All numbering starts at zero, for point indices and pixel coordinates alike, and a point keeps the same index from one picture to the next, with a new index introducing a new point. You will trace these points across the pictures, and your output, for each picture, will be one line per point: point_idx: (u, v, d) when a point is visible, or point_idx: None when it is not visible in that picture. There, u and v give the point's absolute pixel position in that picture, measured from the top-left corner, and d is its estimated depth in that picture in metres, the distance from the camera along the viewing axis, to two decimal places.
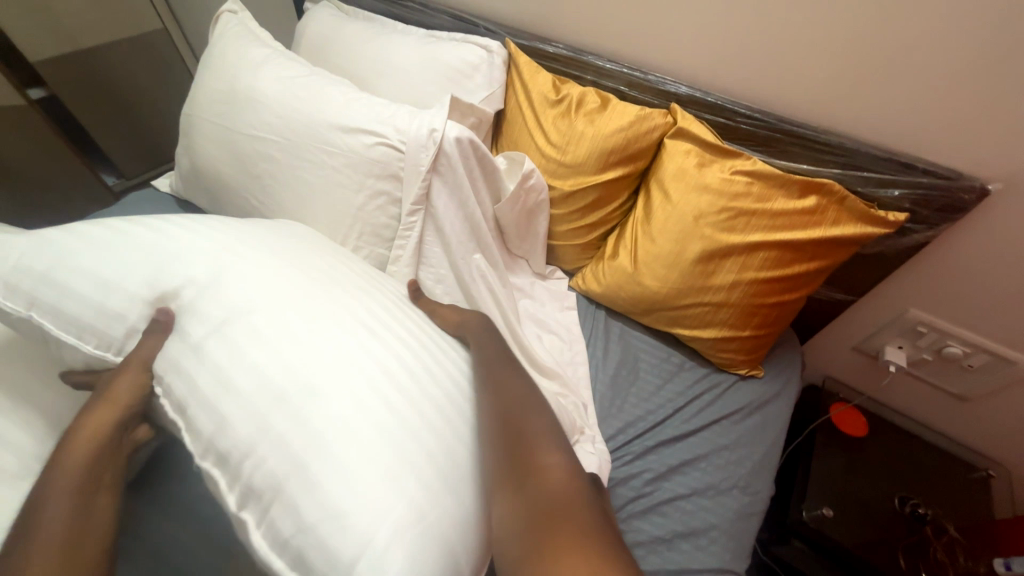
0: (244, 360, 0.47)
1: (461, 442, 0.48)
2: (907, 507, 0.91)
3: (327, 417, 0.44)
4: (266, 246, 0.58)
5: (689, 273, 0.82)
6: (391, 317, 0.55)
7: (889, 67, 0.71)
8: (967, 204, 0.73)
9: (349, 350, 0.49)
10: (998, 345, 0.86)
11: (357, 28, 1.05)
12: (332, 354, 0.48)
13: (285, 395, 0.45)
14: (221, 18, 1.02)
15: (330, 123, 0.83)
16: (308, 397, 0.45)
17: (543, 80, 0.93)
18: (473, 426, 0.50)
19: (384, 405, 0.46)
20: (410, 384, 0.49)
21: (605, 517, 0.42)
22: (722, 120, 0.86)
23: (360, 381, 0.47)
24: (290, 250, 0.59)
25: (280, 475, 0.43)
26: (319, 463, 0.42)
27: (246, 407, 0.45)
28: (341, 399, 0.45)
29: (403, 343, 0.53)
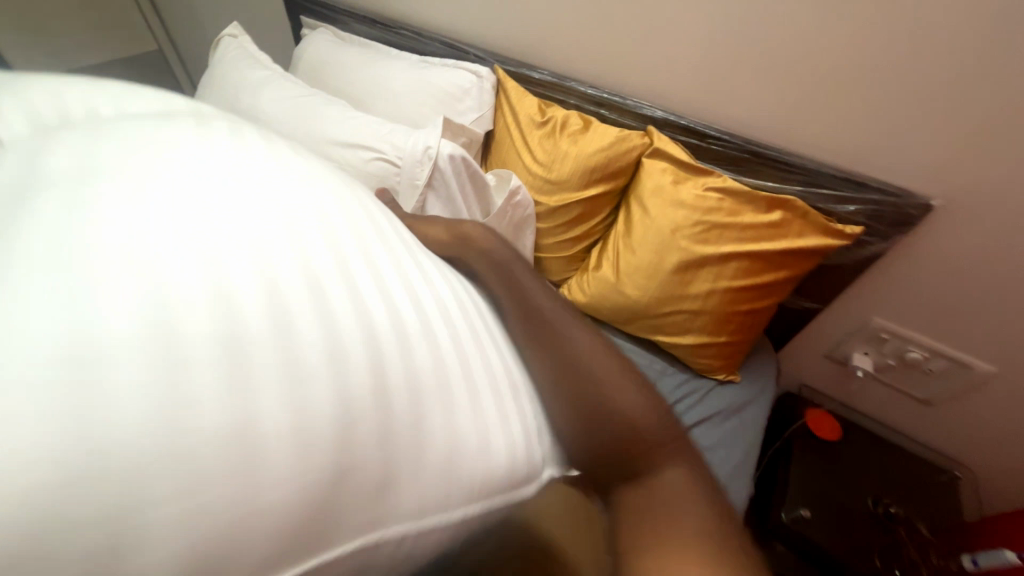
0: (114, 225, 0.35)
1: (361, 382, 0.35)
2: (879, 507, 0.96)
3: (189, 308, 0.32)
4: (216, 137, 0.48)
5: (667, 283, 0.87)
6: (348, 242, 0.44)
7: (840, 96, 0.79)
8: (914, 219, 0.81)
9: (266, 261, 0.37)
10: (954, 349, 0.92)
11: (354, 53, 1.11)
12: (240, 245, 0.37)
13: (138, 272, 0.32)
14: (223, 41, 1.07)
15: (329, 139, 0.87)
16: (181, 277, 0.33)
17: (529, 103, 1.00)
18: (403, 373, 0.38)
19: (250, 323, 0.33)
20: (345, 308, 0.38)
21: (711, 514, 0.42)
22: (695, 141, 0.93)
23: (232, 285, 0.34)
24: (240, 141, 0.49)
25: (22, 374, 0.26)
26: (118, 354, 0.28)
27: (33, 266, 0.31)
28: (226, 296, 0.33)
29: (353, 269, 0.42)
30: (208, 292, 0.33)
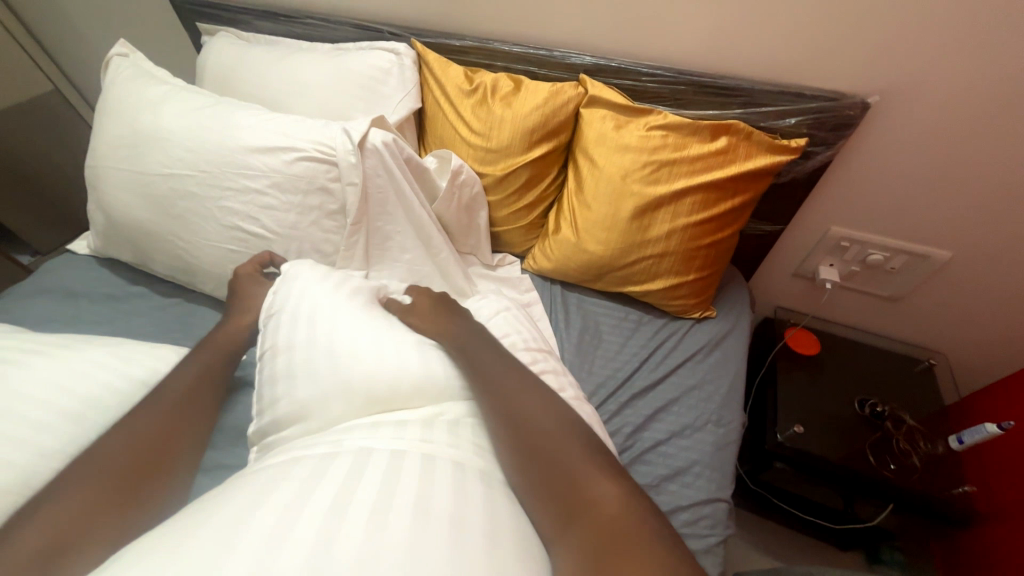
0: (284, 475, 0.44)
1: (382, 531, 0.38)
2: (866, 408, 0.98)
3: (330, 520, 0.39)
4: (316, 342, 0.59)
5: (628, 231, 0.86)
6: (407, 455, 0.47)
7: (764, 7, 0.77)
8: (854, 120, 0.81)
9: (327, 479, 0.43)
10: (912, 244, 0.94)
11: (259, 53, 1.03)
12: (360, 470, 0.44)
13: (294, 501, 0.40)
14: (112, 62, 0.98)
15: (245, 148, 0.81)
16: (327, 509, 0.40)
17: (454, 73, 0.95)
18: (474, 493, 0.45)
19: (291, 506, 0.39)
20: (376, 496, 0.41)
21: None
22: (630, 82, 0.90)
23: (305, 476, 0.43)
24: (334, 311, 0.62)
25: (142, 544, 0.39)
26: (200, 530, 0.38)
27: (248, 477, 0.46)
28: (364, 507, 0.40)
29: (394, 466, 0.45)
30: (342, 514, 0.39)
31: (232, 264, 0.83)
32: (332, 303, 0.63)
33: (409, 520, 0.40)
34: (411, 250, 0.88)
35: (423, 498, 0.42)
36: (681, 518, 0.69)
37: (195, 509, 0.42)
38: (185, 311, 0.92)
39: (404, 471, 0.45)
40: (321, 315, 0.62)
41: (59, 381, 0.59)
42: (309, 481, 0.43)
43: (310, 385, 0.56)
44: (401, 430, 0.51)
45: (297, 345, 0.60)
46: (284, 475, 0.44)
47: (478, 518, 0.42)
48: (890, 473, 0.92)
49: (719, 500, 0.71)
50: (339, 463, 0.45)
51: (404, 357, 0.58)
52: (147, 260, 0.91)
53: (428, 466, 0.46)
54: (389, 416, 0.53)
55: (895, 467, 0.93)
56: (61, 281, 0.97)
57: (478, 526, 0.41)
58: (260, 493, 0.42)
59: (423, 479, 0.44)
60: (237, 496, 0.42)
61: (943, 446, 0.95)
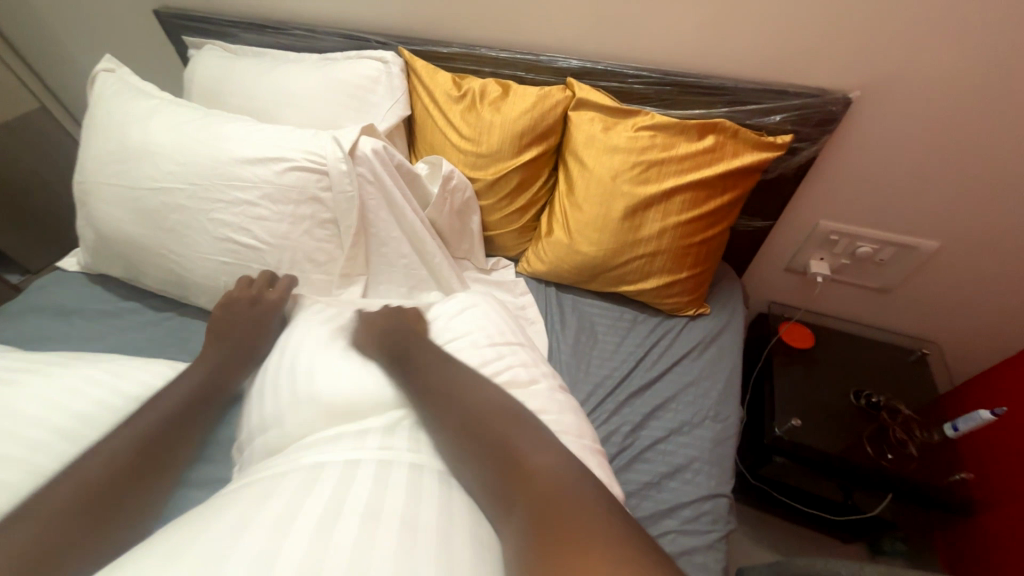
0: (242, 490, 0.44)
1: (323, 543, 0.37)
2: (862, 399, 0.99)
3: (275, 532, 0.38)
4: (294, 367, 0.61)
5: (618, 231, 0.86)
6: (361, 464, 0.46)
7: (747, 7, 0.79)
8: (838, 115, 0.82)
9: (281, 493, 0.42)
10: (899, 236, 0.96)
11: (248, 64, 1.03)
12: (316, 482, 0.43)
13: (243, 512, 0.40)
14: (99, 78, 0.97)
15: (235, 159, 0.81)
16: (273, 517, 0.39)
17: (443, 79, 0.96)
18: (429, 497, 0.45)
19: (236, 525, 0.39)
20: (326, 506, 0.41)
21: None
22: (617, 84, 0.91)
23: (258, 493, 0.43)
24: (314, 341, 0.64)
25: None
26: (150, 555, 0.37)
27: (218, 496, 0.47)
28: (311, 517, 0.39)
29: (349, 475, 0.45)
30: (287, 525, 0.38)
31: (224, 275, 0.83)
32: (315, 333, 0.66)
33: (355, 528, 0.39)
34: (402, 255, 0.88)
35: (373, 504, 0.42)
36: (682, 515, 0.69)
37: (157, 533, 0.42)
38: (179, 325, 0.91)
39: (359, 477, 0.44)
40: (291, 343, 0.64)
41: (51, 400, 0.59)
42: (261, 495, 0.42)
43: (280, 406, 0.57)
44: (362, 437, 0.50)
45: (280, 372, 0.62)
46: (240, 495, 0.44)
47: (434, 522, 0.42)
48: (887, 463, 0.92)
49: (720, 495, 0.71)
50: (293, 475, 0.45)
51: (353, 372, 0.57)
52: (138, 274, 0.91)
53: (384, 471, 0.46)
54: (351, 425, 0.52)
55: (892, 457, 0.93)
56: (51, 299, 0.96)
57: (428, 530, 0.41)
58: (211, 515, 0.41)
59: (377, 484, 0.44)
60: (189, 519, 0.41)
61: (938, 435, 0.96)
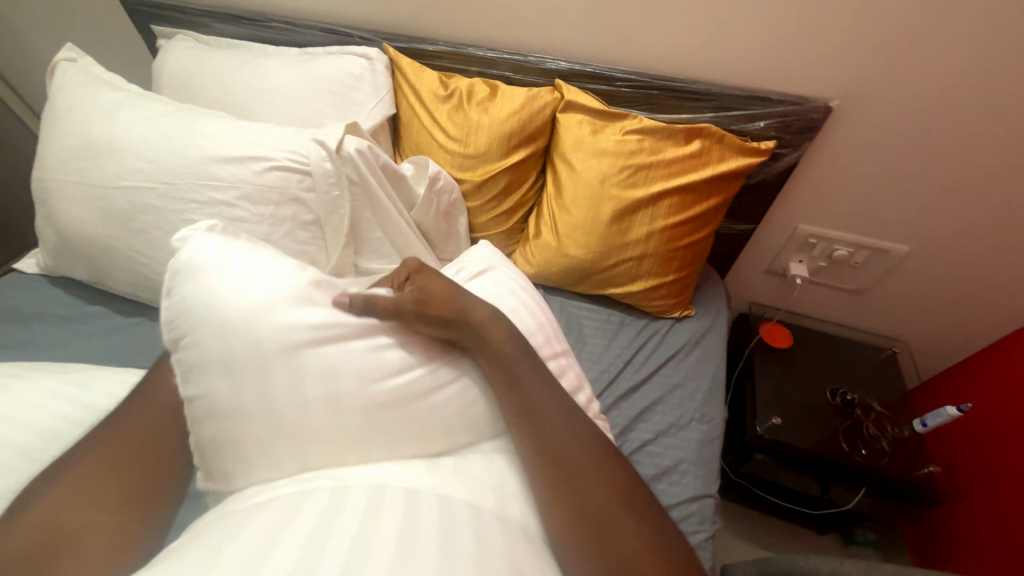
0: (290, 511, 0.42)
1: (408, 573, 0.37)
2: (838, 397, 1.03)
3: (352, 564, 0.37)
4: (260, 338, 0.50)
5: (607, 234, 0.86)
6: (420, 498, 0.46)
7: (733, 13, 0.80)
8: (818, 123, 0.84)
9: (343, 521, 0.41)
10: (874, 240, 0.99)
11: (222, 57, 0.99)
12: (383, 510, 0.43)
13: (301, 540, 0.38)
14: (58, 67, 0.91)
15: (210, 158, 0.77)
16: (337, 544, 0.38)
17: (429, 78, 0.94)
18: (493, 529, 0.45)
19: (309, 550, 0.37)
20: (397, 535, 0.40)
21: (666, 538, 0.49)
22: (604, 87, 0.91)
23: (317, 515, 0.41)
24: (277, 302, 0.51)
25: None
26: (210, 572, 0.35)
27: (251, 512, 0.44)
28: (386, 547, 0.39)
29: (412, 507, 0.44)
30: (364, 556, 0.38)
31: None
32: (277, 284, 0.52)
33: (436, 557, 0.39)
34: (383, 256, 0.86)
35: (430, 530, 0.42)
36: (670, 517, 0.70)
37: (197, 547, 0.39)
38: (151, 330, 0.87)
39: (413, 507, 0.44)
40: (247, 292, 0.51)
41: (13, 414, 0.55)
42: (313, 517, 0.41)
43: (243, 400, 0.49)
44: (414, 470, 0.50)
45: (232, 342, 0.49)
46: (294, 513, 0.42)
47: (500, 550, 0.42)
48: (862, 458, 0.96)
49: (706, 497, 0.73)
50: (356, 499, 0.44)
51: (363, 354, 0.53)
52: (106, 277, 0.86)
53: (444, 504, 0.46)
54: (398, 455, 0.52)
55: (866, 452, 0.97)
56: (9, 303, 0.90)
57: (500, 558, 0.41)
58: (268, 533, 0.39)
59: (443, 518, 0.44)
60: (240, 537, 0.39)
61: (908, 430, 1.00)
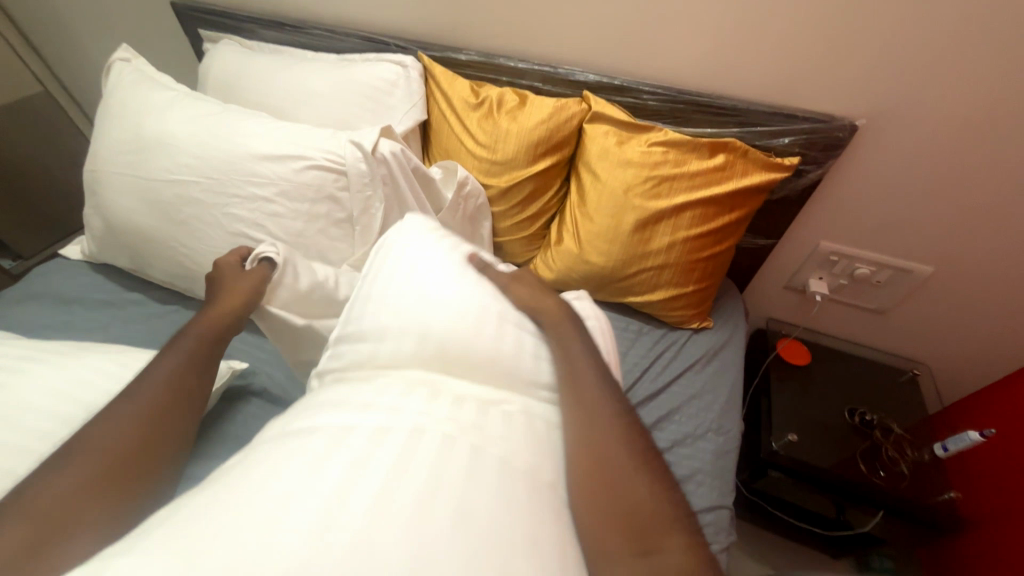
0: (313, 435, 0.44)
1: (389, 513, 0.37)
2: (857, 417, 1.02)
3: (340, 502, 0.38)
4: (415, 274, 0.62)
5: (629, 242, 0.88)
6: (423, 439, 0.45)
7: (762, 32, 0.81)
8: (844, 141, 0.85)
9: (341, 458, 0.42)
10: (897, 259, 0.99)
11: (265, 61, 1.04)
12: (384, 450, 0.43)
13: (312, 469, 0.40)
14: (114, 67, 0.97)
15: (253, 155, 0.81)
16: (339, 486, 0.39)
17: (461, 86, 0.97)
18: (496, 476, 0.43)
19: (306, 483, 0.39)
20: (386, 477, 0.40)
21: None
22: (631, 100, 0.93)
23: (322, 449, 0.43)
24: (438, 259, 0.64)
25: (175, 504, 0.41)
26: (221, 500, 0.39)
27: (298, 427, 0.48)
28: (373, 490, 0.39)
29: (412, 447, 0.44)
30: (352, 496, 0.38)
31: None
32: (427, 246, 0.65)
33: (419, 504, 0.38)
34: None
35: (433, 469, 0.42)
36: None
37: (224, 473, 0.43)
38: (185, 318, 0.90)
39: (422, 447, 0.44)
40: (407, 249, 0.65)
41: (65, 391, 0.58)
42: (324, 449, 0.43)
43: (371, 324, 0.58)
44: (431, 404, 0.49)
45: (389, 282, 0.62)
46: (306, 443, 0.43)
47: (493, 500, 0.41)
48: (879, 480, 0.95)
49: (721, 507, 0.73)
50: (360, 436, 0.44)
51: (474, 308, 0.59)
52: (147, 266, 0.90)
53: (446, 443, 0.45)
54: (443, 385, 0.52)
55: (884, 474, 0.96)
56: (55, 286, 0.95)
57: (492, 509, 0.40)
58: (275, 466, 0.41)
59: (439, 459, 0.43)
60: (257, 467, 0.42)
61: (928, 454, 0.99)
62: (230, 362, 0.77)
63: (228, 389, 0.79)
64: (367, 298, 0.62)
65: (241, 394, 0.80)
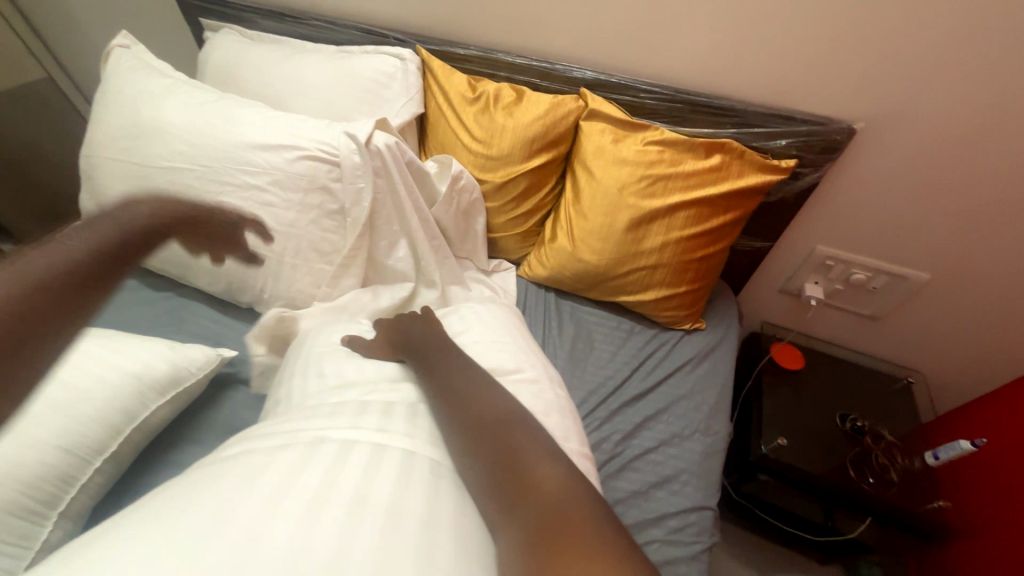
0: (263, 464, 0.41)
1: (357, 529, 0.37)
2: (848, 423, 1.01)
3: (307, 514, 0.37)
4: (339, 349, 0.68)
5: (622, 242, 0.88)
6: (386, 456, 0.45)
7: (762, 31, 0.81)
8: (842, 144, 0.84)
9: (306, 469, 0.41)
10: (893, 266, 0.98)
11: (264, 51, 1.03)
12: (350, 462, 0.42)
13: (269, 501, 0.37)
14: (113, 53, 0.97)
15: (246, 144, 0.81)
16: (307, 498, 0.38)
17: (458, 80, 0.97)
18: (444, 494, 0.44)
19: (270, 495, 0.38)
20: (355, 489, 0.40)
21: None
22: (629, 98, 0.93)
23: (289, 460, 0.42)
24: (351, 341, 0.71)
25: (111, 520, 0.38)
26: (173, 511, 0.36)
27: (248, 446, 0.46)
28: (342, 502, 0.38)
29: (376, 463, 0.43)
30: (319, 508, 0.37)
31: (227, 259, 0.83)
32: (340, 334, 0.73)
33: (386, 518, 0.38)
34: (400, 249, 0.88)
35: (361, 497, 0.39)
36: (668, 525, 0.70)
37: (168, 489, 0.40)
38: (177, 305, 0.91)
39: (383, 470, 0.43)
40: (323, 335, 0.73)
41: None
42: (246, 481, 0.39)
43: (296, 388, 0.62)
44: (383, 422, 0.50)
45: (316, 356, 0.67)
46: (272, 457, 0.42)
47: (442, 519, 0.41)
48: (869, 486, 0.94)
49: (705, 508, 0.72)
50: (326, 450, 0.43)
51: (383, 369, 0.63)
52: None
53: (406, 462, 0.45)
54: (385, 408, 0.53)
55: (874, 481, 0.95)
56: None
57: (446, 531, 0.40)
58: (238, 477, 0.39)
59: (401, 478, 0.43)
60: (212, 480, 0.40)
61: (918, 462, 0.98)
62: (219, 350, 0.77)
63: (217, 377, 0.80)
64: (295, 367, 0.67)
65: (230, 382, 0.80)
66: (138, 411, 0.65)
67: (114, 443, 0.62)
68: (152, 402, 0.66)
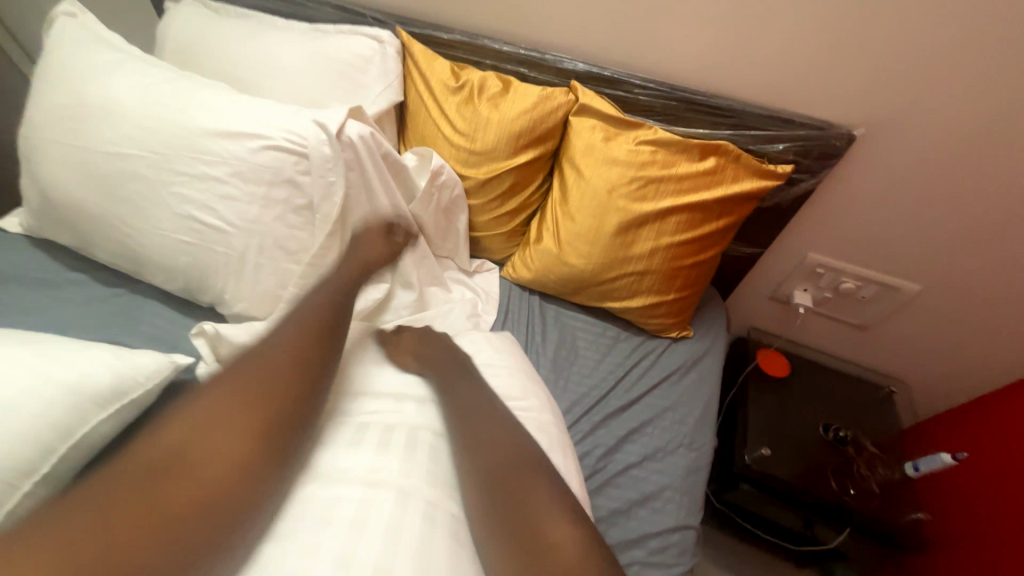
0: (310, 530, 0.48)
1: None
2: (830, 433, 1.00)
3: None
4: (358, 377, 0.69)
5: (610, 246, 0.83)
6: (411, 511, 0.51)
7: (763, 26, 0.76)
8: (840, 150, 0.81)
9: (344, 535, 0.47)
10: (883, 275, 0.96)
11: (228, 26, 0.95)
12: (378, 524, 0.49)
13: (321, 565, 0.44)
14: (57, 22, 0.88)
15: (204, 130, 0.74)
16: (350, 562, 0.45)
17: (441, 67, 0.90)
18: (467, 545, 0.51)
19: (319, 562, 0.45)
20: (387, 550, 0.46)
21: None
22: (622, 93, 0.88)
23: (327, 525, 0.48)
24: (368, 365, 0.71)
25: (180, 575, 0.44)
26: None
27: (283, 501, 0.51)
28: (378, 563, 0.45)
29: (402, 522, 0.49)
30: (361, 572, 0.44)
31: (183, 256, 0.76)
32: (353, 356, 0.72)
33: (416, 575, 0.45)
34: (375, 250, 0.82)
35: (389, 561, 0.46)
36: (649, 546, 0.68)
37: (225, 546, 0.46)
38: (129, 303, 0.83)
39: (408, 526, 0.49)
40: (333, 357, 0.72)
41: None
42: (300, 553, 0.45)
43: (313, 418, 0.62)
44: (408, 473, 0.55)
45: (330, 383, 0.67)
46: (314, 523, 0.48)
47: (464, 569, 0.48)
48: (849, 498, 0.94)
49: (688, 528, 0.70)
50: (362, 510, 0.50)
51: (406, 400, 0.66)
52: (88, 246, 0.82)
53: (430, 515, 0.51)
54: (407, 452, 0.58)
55: (854, 492, 0.95)
56: None
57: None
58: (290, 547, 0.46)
59: (426, 531, 0.50)
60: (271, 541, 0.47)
61: (898, 473, 0.98)
62: (173, 357, 0.69)
63: (173, 384, 0.73)
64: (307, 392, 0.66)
65: (185, 389, 0.74)
66: (75, 427, 0.58)
67: (46, 464, 0.56)
68: (92, 417, 0.60)
